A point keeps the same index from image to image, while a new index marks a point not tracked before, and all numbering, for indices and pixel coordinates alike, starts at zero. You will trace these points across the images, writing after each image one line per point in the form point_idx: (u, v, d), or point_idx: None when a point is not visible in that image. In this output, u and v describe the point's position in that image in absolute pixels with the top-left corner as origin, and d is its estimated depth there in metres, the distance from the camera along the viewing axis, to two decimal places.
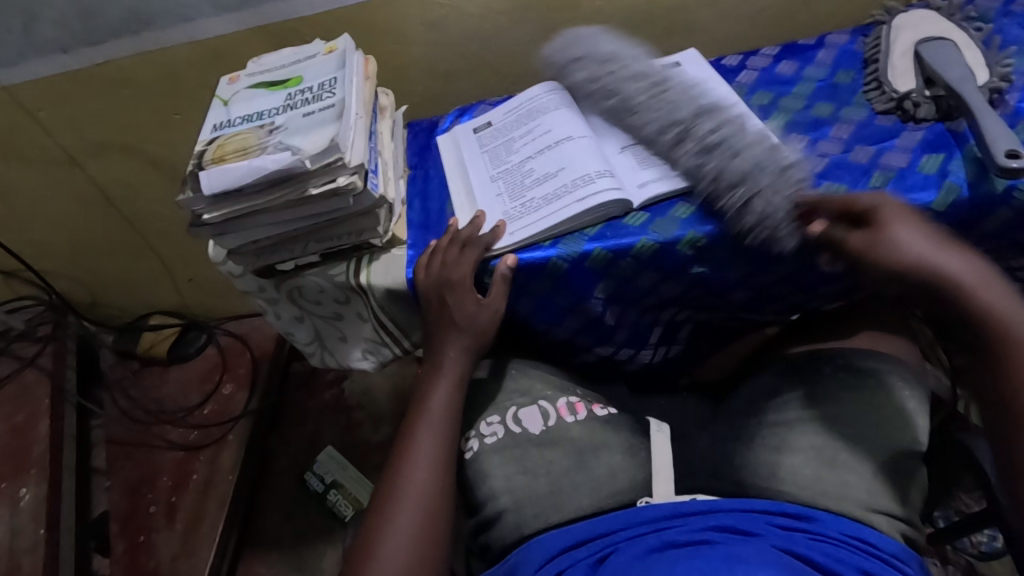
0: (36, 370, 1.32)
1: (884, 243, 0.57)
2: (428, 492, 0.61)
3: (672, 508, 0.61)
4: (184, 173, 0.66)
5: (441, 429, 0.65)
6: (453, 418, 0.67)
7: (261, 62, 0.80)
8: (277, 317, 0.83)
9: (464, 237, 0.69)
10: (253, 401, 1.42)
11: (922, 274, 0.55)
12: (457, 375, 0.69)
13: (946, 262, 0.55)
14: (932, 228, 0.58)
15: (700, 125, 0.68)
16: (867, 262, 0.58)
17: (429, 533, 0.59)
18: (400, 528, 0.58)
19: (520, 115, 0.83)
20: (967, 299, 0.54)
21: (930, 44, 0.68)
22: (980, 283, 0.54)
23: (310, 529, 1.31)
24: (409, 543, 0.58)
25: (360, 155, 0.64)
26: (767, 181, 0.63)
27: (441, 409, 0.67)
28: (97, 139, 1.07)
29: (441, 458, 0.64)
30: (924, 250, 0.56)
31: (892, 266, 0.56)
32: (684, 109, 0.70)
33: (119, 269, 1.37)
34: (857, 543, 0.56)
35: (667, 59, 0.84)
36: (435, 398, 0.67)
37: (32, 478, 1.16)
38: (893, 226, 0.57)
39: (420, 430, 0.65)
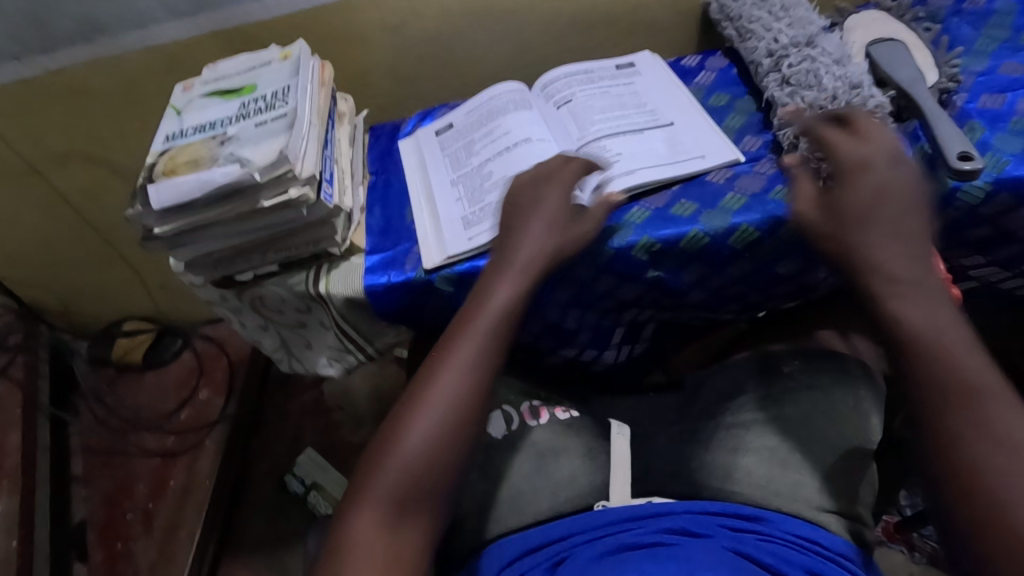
0: (7, 381, 1.30)
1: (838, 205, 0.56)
2: (458, 402, 0.56)
3: (625, 512, 0.61)
4: (134, 187, 0.65)
5: (500, 333, 0.59)
6: (505, 327, 0.60)
7: (215, 69, 0.79)
8: (244, 325, 0.83)
9: (573, 155, 0.68)
10: (231, 405, 1.41)
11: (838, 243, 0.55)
12: (522, 277, 0.61)
13: (874, 239, 0.54)
14: (890, 189, 0.55)
15: (788, 65, 0.69)
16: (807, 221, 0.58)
17: (453, 436, 0.55)
18: (426, 421, 0.55)
19: (480, 116, 0.82)
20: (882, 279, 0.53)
21: (879, 46, 0.69)
22: (902, 263, 0.53)
23: (289, 531, 1.31)
24: (428, 446, 0.54)
25: (311, 166, 0.64)
26: (829, 114, 0.63)
27: (495, 312, 0.59)
28: (57, 148, 1.05)
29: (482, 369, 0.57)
30: (859, 217, 0.55)
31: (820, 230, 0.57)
32: (786, 50, 0.70)
33: (88, 276, 1.35)
34: (807, 543, 0.57)
35: (626, 60, 0.84)
36: (495, 297, 0.60)
37: (3, 491, 1.15)
38: (857, 181, 0.56)
39: (466, 335, 0.59)
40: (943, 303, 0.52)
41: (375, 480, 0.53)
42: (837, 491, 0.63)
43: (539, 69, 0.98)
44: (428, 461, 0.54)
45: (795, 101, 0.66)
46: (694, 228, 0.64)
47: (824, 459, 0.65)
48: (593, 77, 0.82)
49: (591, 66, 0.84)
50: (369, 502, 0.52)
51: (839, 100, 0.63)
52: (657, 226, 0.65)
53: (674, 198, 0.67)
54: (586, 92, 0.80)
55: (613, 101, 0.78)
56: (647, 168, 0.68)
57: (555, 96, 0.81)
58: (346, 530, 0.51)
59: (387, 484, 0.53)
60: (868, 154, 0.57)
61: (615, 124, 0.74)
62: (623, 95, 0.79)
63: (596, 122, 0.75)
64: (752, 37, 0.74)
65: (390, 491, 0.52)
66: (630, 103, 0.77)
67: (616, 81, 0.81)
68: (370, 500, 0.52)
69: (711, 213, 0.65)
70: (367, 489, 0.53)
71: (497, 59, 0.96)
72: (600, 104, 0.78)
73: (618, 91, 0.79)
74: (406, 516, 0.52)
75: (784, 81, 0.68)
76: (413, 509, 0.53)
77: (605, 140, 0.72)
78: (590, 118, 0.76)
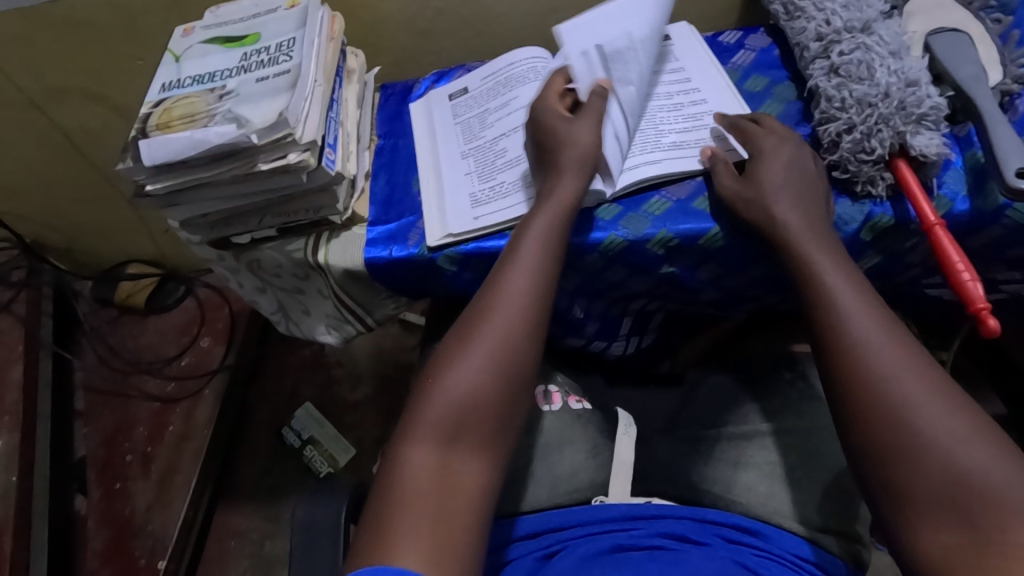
0: (9, 316, 1.29)
1: (751, 186, 0.58)
2: (506, 328, 0.54)
3: (625, 509, 0.60)
4: (127, 139, 0.61)
5: (536, 276, 0.57)
6: (549, 268, 0.58)
7: (218, 14, 0.74)
8: (240, 285, 0.80)
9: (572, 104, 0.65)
10: (230, 356, 1.40)
11: (767, 232, 0.56)
12: (564, 206, 0.59)
13: (784, 212, 0.56)
14: (800, 187, 0.57)
15: (838, 53, 0.63)
16: (735, 208, 0.59)
17: (501, 372, 0.53)
18: (472, 359, 0.53)
19: (499, 82, 0.77)
20: (803, 266, 0.54)
21: (941, 36, 0.62)
22: (820, 253, 0.54)
23: (285, 482, 1.33)
24: (476, 375, 0.52)
25: (313, 130, 0.60)
26: (878, 113, 0.57)
27: (536, 240, 0.58)
28: (57, 82, 1.01)
29: (528, 292, 0.56)
30: (775, 201, 0.56)
31: (747, 216, 0.58)
32: (838, 35, 0.64)
33: (91, 216, 1.33)
34: (804, 564, 0.56)
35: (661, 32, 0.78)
36: (533, 228, 0.59)
37: (5, 426, 1.16)
38: (763, 167, 0.58)
39: (511, 262, 0.57)
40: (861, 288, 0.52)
41: (425, 410, 0.51)
42: (841, 512, 0.61)
43: None
44: (476, 391, 0.52)
45: (844, 94, 0.60)
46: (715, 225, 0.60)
47: (828, 475, 0.63)
48: None
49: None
50: (421, 430, 0.50)
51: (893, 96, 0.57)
52: (677, 219, 0.61)
53: (696, 190, 0.63)
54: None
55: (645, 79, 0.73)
56: (674, 160, 0.64)
57: None
58: (398, 459, 0.49)
59: (437, 413, 0.51)
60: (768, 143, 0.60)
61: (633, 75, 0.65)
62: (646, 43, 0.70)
63: None
64: (802, 16, 0.68)
65: (439, 418, 0.50)
66: (662, 85, 0.72)
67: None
68: (425, 427, 0.50)
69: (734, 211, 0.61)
70: (418, 418, 0.51)
71: (521, 19, 0.89)
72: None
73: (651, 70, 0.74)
74: (460, 442, 0.50)
75: (832, 70, 0.63)
76: (467, 444, 0.50)
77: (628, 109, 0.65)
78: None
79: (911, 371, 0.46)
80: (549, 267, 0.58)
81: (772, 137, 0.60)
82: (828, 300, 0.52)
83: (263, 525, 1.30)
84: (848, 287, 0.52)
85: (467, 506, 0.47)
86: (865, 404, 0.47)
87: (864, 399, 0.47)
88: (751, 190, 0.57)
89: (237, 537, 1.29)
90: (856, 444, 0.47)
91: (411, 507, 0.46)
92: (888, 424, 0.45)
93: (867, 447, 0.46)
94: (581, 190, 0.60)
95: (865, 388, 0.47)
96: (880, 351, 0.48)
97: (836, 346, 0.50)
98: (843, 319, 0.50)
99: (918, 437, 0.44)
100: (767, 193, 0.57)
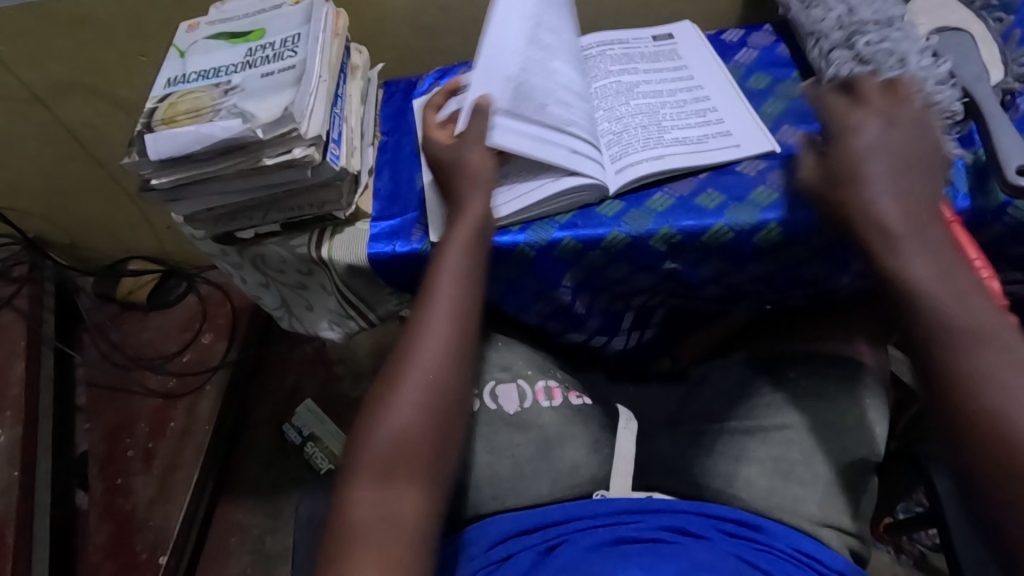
0: (12, 311, 1.29)
1: (842, 175, 0.55)
2: (434, 361, 0.57)
3: (628, 503, 0.61)
4: (133, 133, 0.62)
5: (455, 306, 0.60)
6: (467, 294, 0.60)
7: (224, 9, 0.74)
8: (244, 280, 0.81)
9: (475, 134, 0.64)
10: (232, 352, 1.41)
11: (859, 219, 0.53)
12: (470, 235, 0.61)
13: (884, 201, 0.53)
14: (905, 166, 0.54)
15: (864, 43, 0.64)
16: (827, 193, 0.56)
17: (432, 402, 0.56)
18: (404, 397, 0.56)
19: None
20: (892, 258, 0.52)
21: (942, 38, 0.63)
22: (911, 242, 0.52)
23: (285, 478, 1.34)
24: (407, 411, 0.55)
25: (318, 125, 0.60)
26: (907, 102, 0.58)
27: (451, 272, 0.60)
28: (62, 78, 1.02)
29: (450, 323, 0.59)
30: (874, 187, 0.54)
31: (839, 202, 0.55)
32: (863, 25, 0.65)
33: (94, 212, 1.33)
34: (804, 558, 0.57)
35: (663, 31, 0.79)
36: (446, 261, 0.60)
37: (8, 420, 1.16)
38: (861, 153, 0.55)
39: (431, 297, 0.60)
40: (956, 277, 0.51)
41: (365, 453, 0.53)
42: (839, 505, 0.62)
43: None
44: (407, 426, 0.54)
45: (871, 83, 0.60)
46: (718, 222, 0.61)
47: (827, 472, 0.64)
48: (630, 51, 0.76)
49: (626, 36, 0.78)
50: (363, 474, 0.52)
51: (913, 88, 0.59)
52: (680, 216, 0.62)
53: (699, 187, 0.63)
54: (619, 63, 0.75)
55: (649, 75, 0.73)
56: (678, 154, 0.64)
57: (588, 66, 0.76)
58: (345, 506, 0.51)
59: (377, 454, 0.53)
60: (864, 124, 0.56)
61: (547, 93, 0.65)
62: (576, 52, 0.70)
63: (626, 102, 0.71)
64: (820, 6, 0.69)
65: (379, 458, 0.53)
66: (666, 82, 0.72)
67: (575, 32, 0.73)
68: (365, 470, 0.52)
69: (739, 207, 0.61)
70: (358, 463, 0.53)
71: None
72: (634, 77, 0.73)
73: (656, 68, 0.74)
74: (396, 475, 0.52)
75: (856, 59, 0.63)
76: (404, 477, 0.52)
77: (567, 124, 0.65)
78: (623, 93, 0.71)
79: (1016, 372, 0.46)
80: (469, 293, 0.61)
81: (867, 119, 0.56)
82: (928, 294, 0.50)
83: (264, 521, 1.30)
84: (941, 280, 0.50)
85: (414, 535, 0.50)
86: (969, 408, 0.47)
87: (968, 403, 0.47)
88: (849, 164, 0.55)
89: (238, 532, 1.29)
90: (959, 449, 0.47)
91: (360, 544, 0.49)
92: (1005, 434, 0.45)
93: (978, 454, 0.46)
94: (487, 213, 0.63)
95: (967, 390, 0.47)
96: (983, 352, 0.47)
97: (940, 344, 0.49)
98: (938, 314, 0.49)
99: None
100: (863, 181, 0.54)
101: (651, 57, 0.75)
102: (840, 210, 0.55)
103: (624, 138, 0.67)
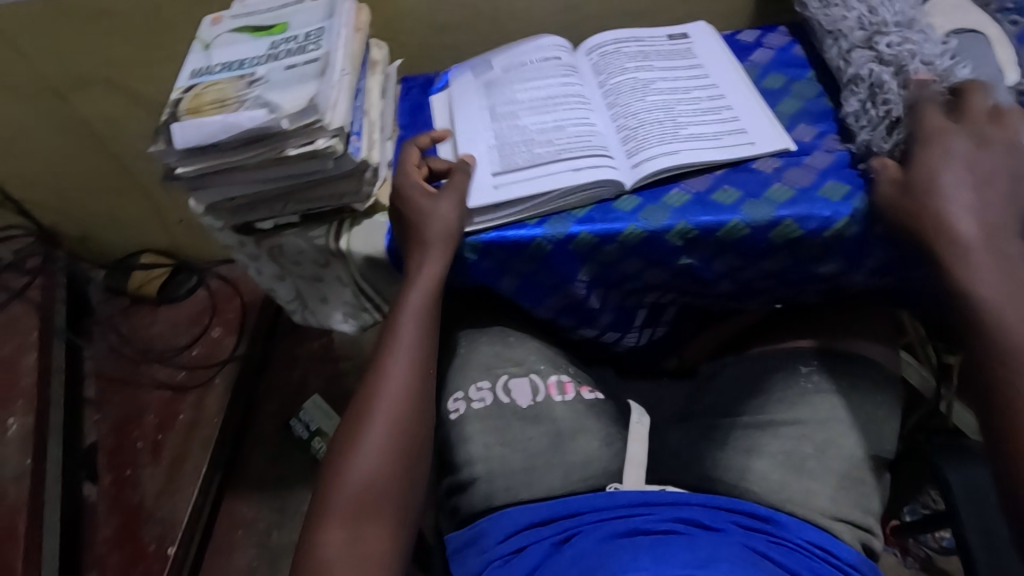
0: (25, 303, 1.31)
1: (918, 188, 0.55)
2: (398, 407, 0.61)
3: (640, 496, 0.62)
4: (158, 123, 0.63)
5: (415, 351, 0.64)
6: (427, 342, 0.65)
7: (247, 4, 0.75)
8: (259, 272, 0.82)
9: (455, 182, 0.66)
10: (241, 346, 1.41)
11: (931, 235, 0.54)
12: (432, 284, 0.65)
13: (957, 216, 0.53)
14: (992, 187, 0.54)
15: (885, 44, 0.64)
16: (903, 206, 0.56)
17: (399, 443, 0.60)
18: (370, 439, 0.59)
19: (520, 74, 0.78)
20: (962, 276, 0.52)
21: (962, 37, 0.64)
22: (986, 263, 0.51)
23: (292, 473, 1.34)
24: (375, 454, 0.58)
25: (342, 117, 0.61)
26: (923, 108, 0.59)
27: (411, 322, 0.64)
28: (81, 71, 1.03)
29: (411, 369, 0.63)
30: (953, 204, 0.53)
31: (913, 216, 0.55)
32: (885, 26, 0.66)
33: (107, 205, 1.34)
34: (815, 550, 0.57)
35: (679, 31, 0.79)
36: (405, 312, 0.64)
37: (19, 410, 1.18)
38: (938, 169, 0.54)
39: (393, 346, 0.64)
40: None
41: (334, 497, 0.56)
42: (849, 501, 0.63)
43: (581, 31, 0.93)
44: (375, 468, 0.58)
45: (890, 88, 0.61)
46: (735, 218, 0.61)
47: (838, 468, 0.64)
48: (646, 48, 0.77)
49: (642, 34, 0.79)
50: (334, 518, 0.55)
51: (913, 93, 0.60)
52: (697, 212, 0.62)
53: (715, 183, 0.64)
54: (635, 60, 0.75)
55: (664, 72, 0.74)
56: (693, 149, 0.65)
57: (603, 64, 0.77)
58: (315, 549, 0.54)
59: (347, 498, 0.56)
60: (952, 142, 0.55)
61: (526, 143, 0.69)
62: (555, 95, 0.74)
63: (641, 98, 0.71)
64: (839, 6, 0.70)
65: (350, 499, 0.56)
66: (681, 80, 0.73)
67: (553, 74, 0.76)
68: (335, 514, 0.55)
69: (755, 203, 0.62)
70: (327, 507, 0.56)
71: (541, 16, 0.91)
72: (650, 74, 0.74)
73: (671, 65, 0.75)
74: (365, 515, 0.56)
75: (878, 60, 0.64)
76: (372, 516, 0.56)
77: (559, 153, 0.67)
78: (638, 89, 0.72)
79: None
80: (426, 341, 0.65)
81: (952, 137, 0.55)
82: (994, 314, 0.50)
83: (270, 515, 1.31)
84: (1010, 304, 0.50)
85: (382, 570, 0.55)
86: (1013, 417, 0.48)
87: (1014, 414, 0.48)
88: (925, 183, 0.55)
89: (244, 526, 1.30)
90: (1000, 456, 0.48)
91: None
92: None
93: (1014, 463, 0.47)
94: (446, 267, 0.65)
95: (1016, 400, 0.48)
96: None
97: (997, 365, 0.49)
98: (997, 326, 0.50)
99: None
100: (937, 196, 0.54)
101: (666, 55, 0.76)
102: (916, 225, 0.55)
103: (639, 134, 0.68)
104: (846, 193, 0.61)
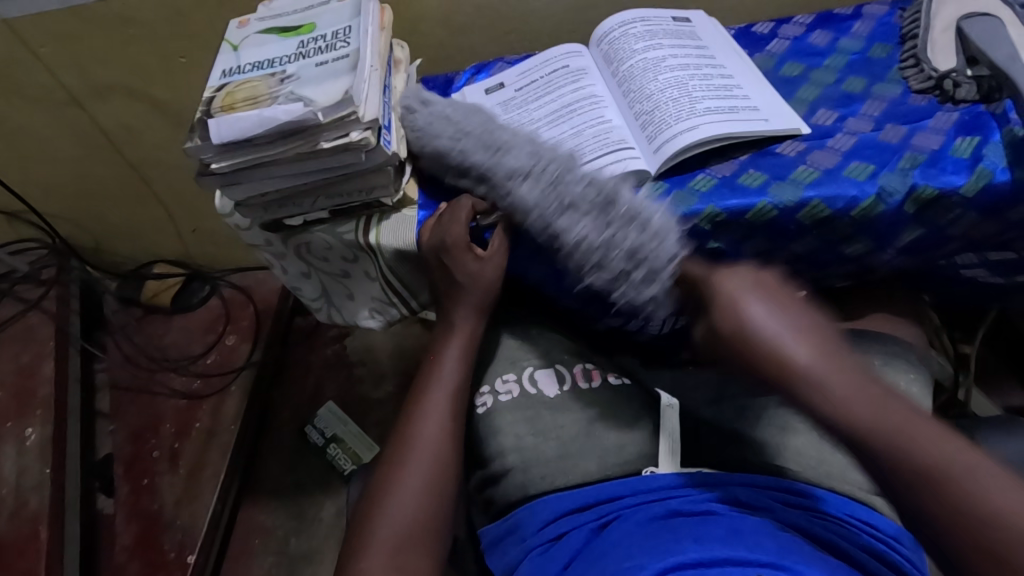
0: (40, 314, 1.31)
1: (727, 332, 0.49)
2: (435, 442, 0.62)
3: (676, 478, 0.61)
4: (193, 120, 0.64)
5: (451, 388, 0.66)
6: (464, 380, 0.68)
7: (272, 7, 0.77)
8: (285, 272, 0.82)
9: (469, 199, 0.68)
10: (256, 353, 1.40)
11: (767, 375, 0.46)
12: (472, 331, 0.70)
13: (780, 333, 0.47)
14: (786, 300, 0.49)
15: (561, 168, 0.65)
16: (730, 350, 0.49)
17: (436, 479, 0.60)
18: (411, 475, 0.60)
19: (532, 86, 0.79)
20: (824, 405, 0.44)
21: (974, 21, 0.66)
22: (830, 373, 0.45)
23: (310, 480, 1.33)
24: (414, 491, 0.59)
25: (374, 109, 0.62)
26: (636, 228, 0.61)
27: (453, 360, 0.68)
28: (101, 80, 1.04)
29: (450, 408, 0.65)
30: (771, 339, 0.46)
31: (746, 362, 0.48)
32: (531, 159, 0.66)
33: (121, 215, 1.35)
34: (859, 523, 0.58)
35: (682, 14, 0.81)
36: (447, 353, 0.68)
37: (38, 420, 1.18)
38: (742, 304, 0.49)
39: (430, 391, 0.66)
40: (891, 408, 0.43)
41: (368, 534, 0.56)
42: None
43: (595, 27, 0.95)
44: (416, 504, 0.58)
45: (605, 213, 0.62)
46: (763, 200, 0.62)
47: None
48: (654, 29, 0.77)
49: (647, 14, 0.79)
50: (370, 557, 0.55)
51: (623, 217, 0.62)
52: (725, 196, 0.63)
53: (741, 168, 0.66)
54: (646, 41, 0.76)
55: (674, 51, 0.75)
56: (712, 123, 0.66)
57: (611, 52, 0.77)
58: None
59: (382, 535, 0.56)
60: (731, 279, 0.51)
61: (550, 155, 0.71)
62: (570, 103, 0.75)
63: (655, 80, 0.71)
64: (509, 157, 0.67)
65: (389, 534, 0.56)
66: (694, 62, 0.74)
67: (565, 83, 0.77)
68: (371, 547, 0.56)
69: (781, 184, 0.63)
70: (368, 539, 0.56)
71: (555, 16, 0.92)
72: (660, 53, 0.74)
73: (683, 48, 0.76)
74: (406, 545, 0.56)
75: (565, 187, 0.63)
76: (413, 548, 0.56)
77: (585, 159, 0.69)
78: (650, 70, 0.73)
79: (1013, 500, 0.39)
80: (465, 378, 0.67)
81: (724, 276, 0.52)
82: (876, 431, 0.42)
83: (288, 522, 1.30)
84: (875, 409, 0.43)
85: None
86: (940, 522, 0.40)
87: (934, 525, 0.41)
88: (735, 320, 0.49)
89: (262, 534, 1.29)
90: (943, 555, 0.41)
91: None
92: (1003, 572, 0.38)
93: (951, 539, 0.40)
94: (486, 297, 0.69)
95: (940, 513, 0.40)
96: (979, 483, 0.40)
97: (913, 486, 0.41)
98: (879, 438, 0.42)
99: (1021, 537, 0.38)
100: (754, 334, 0.47)
101: (669, 37, 0.77)
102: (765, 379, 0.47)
103: (657, 116, 0.68)
104: (872, 172, 0.61)
